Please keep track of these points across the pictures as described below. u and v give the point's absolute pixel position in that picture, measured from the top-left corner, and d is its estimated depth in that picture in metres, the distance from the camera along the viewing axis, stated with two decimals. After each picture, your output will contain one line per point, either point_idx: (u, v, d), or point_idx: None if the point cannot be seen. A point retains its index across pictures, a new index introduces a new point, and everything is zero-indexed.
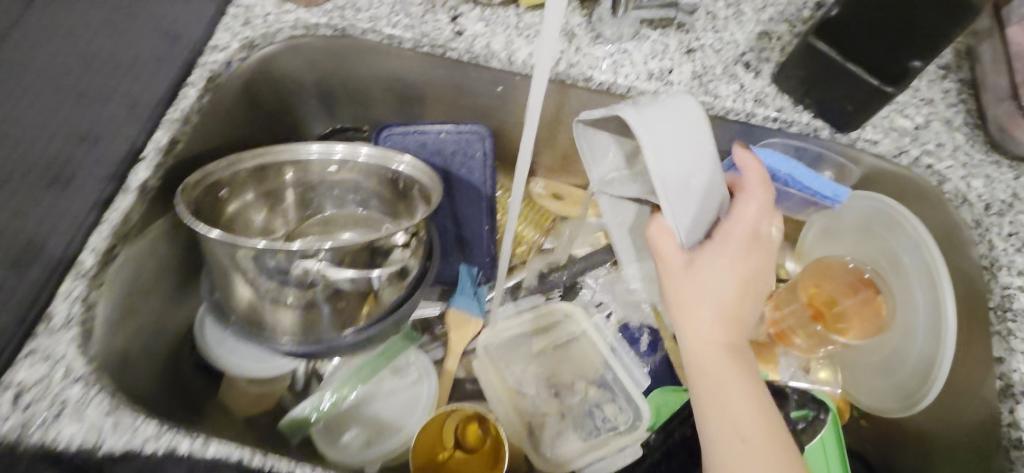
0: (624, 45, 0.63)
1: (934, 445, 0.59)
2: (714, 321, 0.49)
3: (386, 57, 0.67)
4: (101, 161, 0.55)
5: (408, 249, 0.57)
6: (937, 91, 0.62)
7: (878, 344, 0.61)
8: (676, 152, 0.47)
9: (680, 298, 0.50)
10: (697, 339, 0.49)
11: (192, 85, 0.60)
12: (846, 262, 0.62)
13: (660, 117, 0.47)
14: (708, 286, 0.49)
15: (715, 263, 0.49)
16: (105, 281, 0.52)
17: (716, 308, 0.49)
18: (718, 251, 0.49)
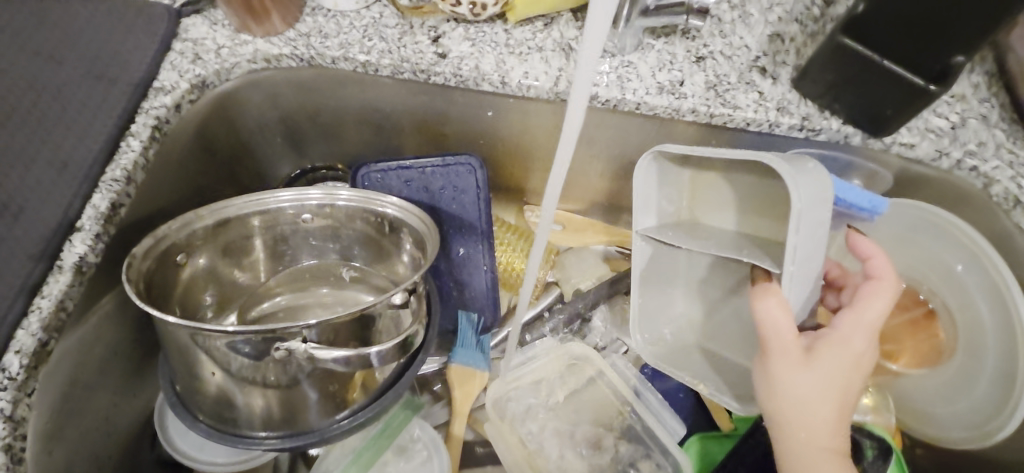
0: (627, 57, 0.57)
1: None
2: (829, 423, 0.42)
3: (360, 87, 0.60)
4: (24, 237, 0.45)
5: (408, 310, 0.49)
6: (967, 85, 0.57)
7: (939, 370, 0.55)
8: (817, 226, 0.43)
9: (790, 397, 0.41)
10: (809, 448, 0.42)
11: (136, 135, 0.51)
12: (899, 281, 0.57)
13: (809, 184, 0.43)
14: (829, 385, 0.41)
15: (838, 360, 0.42)
16: (36, 388, 0.43)
17: (830, 409, 0.42)
18: (842, 347, 0.42)
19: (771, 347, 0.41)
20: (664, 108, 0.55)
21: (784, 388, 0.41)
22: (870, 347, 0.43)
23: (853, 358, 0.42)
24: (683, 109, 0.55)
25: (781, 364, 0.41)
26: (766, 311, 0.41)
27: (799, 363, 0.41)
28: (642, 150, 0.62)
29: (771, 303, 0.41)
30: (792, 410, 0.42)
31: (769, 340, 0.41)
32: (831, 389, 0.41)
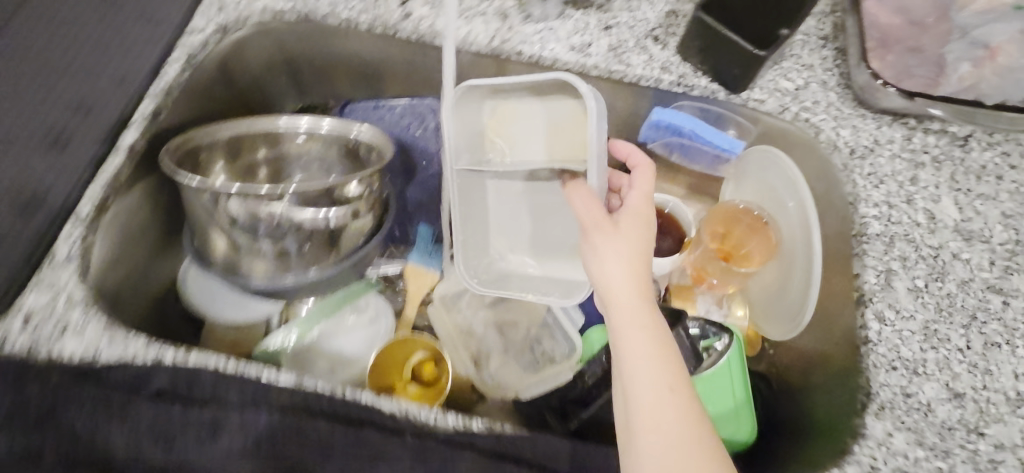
0: (550, 23, 0.73)
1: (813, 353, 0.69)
2: (636, 279, 0.55)
3: (345, 38, 0.77)
4: (93, 125, 0.62)
5: (362, 197, 0.65)
6: (817, 58, 0.72)
7: (771, 270, 0.72)
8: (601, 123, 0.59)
9: (605, 261, 0.56)
10: (627, 303, 0.54)
11: (171, 64, 0.68)
12: (739, 205, 0.74)
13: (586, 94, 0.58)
14: (630, 245, 0.56)
15: (632, 227, 0.58)
16: (99, 229, 0.59)
17: (635, 265, 0.56)
18: (633, 218, 0.58)
19: (588, 224, 0.57)
20: (573, 64, 0.71)
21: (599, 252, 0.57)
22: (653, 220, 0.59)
23: (645, 230, 0.58)
24: (588, 65, 0.71)
25: (597, 235, 0.57)
26: (579, 198, 0.59)
27: (608, 231, 0.57)
28: None
29: (581, 192, 0.59)
30: (607, 274, 0.55)
31: (586, 220, 0.58)
32: (634, 251, 0.56)
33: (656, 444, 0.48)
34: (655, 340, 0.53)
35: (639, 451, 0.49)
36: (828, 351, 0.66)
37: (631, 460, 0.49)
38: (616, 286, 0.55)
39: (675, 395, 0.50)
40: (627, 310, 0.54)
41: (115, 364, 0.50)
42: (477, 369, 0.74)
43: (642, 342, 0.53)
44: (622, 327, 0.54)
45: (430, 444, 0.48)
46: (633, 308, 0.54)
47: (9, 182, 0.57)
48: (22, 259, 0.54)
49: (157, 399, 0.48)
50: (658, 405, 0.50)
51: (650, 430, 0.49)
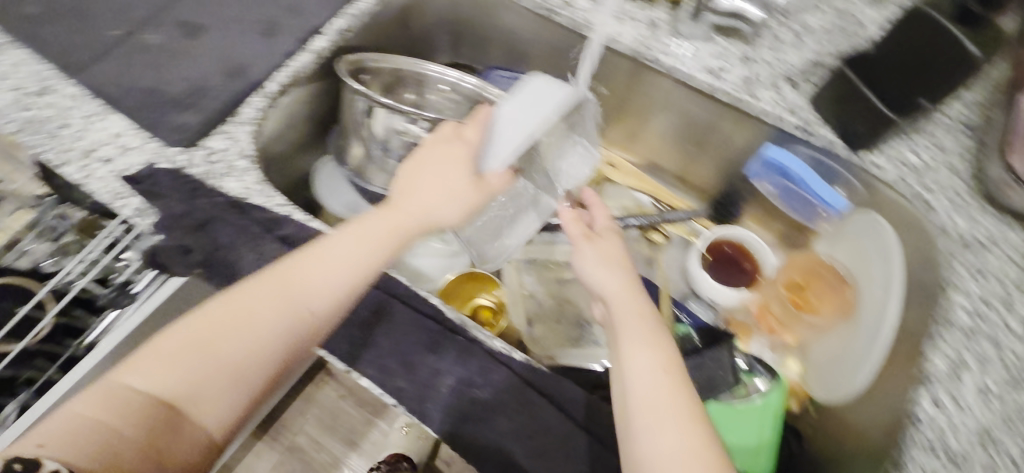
0: (694, 43, 0.77)
1: (857, 425, 0.68)
2: (620, 278, 0.58)
3: (508, 13, 0.86)
4: (296, 26, 0.75)
5: None
6: (953, 143, 0.70)
7: (839, 333, 0.72)
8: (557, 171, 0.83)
9: (586, 264, 0.60)
10: (619, 298, 0.56)
11: None
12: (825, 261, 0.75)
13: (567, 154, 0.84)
14: (610, 248, 0.62)
15: (606, 240, 0.63)
16: (275, 106, 0.72)
17: (614, 268, 0.59)
18: (609, 236, 0.64)
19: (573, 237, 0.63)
20: (703, 83, 0.75)
21: (580, 258, 0.61)
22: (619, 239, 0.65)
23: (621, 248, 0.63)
24: (717, 88, 0.75)
25: (580, 244, 0.62)
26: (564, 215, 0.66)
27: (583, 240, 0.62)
28: (689, 117, 0.84)
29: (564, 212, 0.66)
30: (606, 277, 0.58)
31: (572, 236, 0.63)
32: (611, 255, 0.61)
33: (652, 426, 0.47)
34: (655, 332, 0.53)
35: (635, 432, 0.48)
36: (871, 425, 0.65)
37: (633, 439, 0.48)
38: (604, 287, 0.58)
39: (669, 378, 0.50)
40: (626, 306, 0.55)
41: (258, 207, 0.62)
42: (528, 328, 0.81)
43: (641, 331, 0.53)
44: (616, 321, 0.55)
45: (474, 349, 0.57)
46: (625, 305, 0.55)
47: (227, 54, 0.72)
48: (217, 111, 0.68)
49: (280, 242, 0.60)
50: (652, 385, 0.49)
51: (640, 408, 0.48)
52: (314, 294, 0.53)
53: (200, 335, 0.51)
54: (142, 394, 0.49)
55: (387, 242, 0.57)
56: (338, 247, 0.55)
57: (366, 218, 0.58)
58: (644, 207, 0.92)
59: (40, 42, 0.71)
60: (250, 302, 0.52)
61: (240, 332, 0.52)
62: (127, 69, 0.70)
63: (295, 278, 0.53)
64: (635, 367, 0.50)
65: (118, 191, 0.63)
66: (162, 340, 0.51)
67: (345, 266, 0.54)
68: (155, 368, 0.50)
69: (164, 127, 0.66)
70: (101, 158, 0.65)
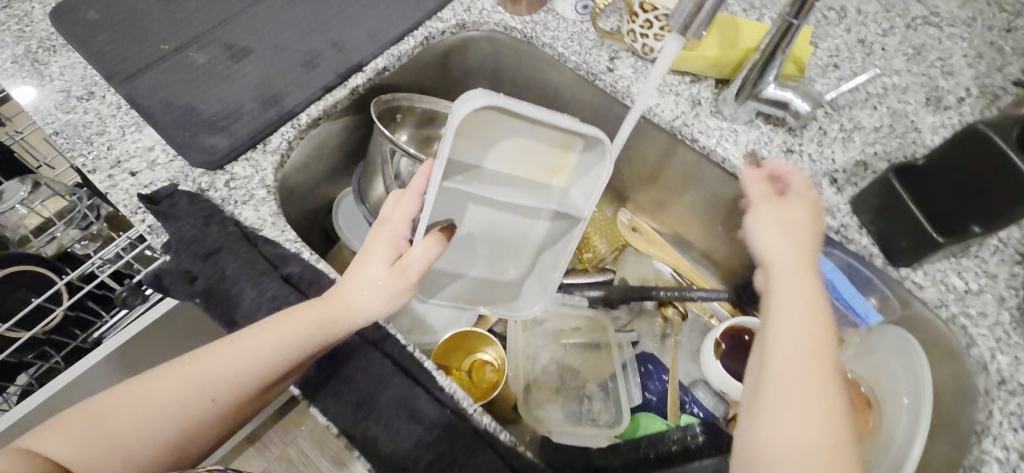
0: (736, 126, 0.74)
1: None
2: (790, 240, 0.53)
3: (549, 71, 0.84)
4: (338, 61, 0.76)
5: None
6: (1004, 270, 0.65)
7: None
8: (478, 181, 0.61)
9: (761, 219, 0.55)
10: (789, 266, 0.51)
11: (414, 37, 0.79)
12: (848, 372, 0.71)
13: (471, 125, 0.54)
14: (790, 211, 0.56)
15: (792, 202, 0.57)
16: (303, 138, 0.73)
17: (785, 229, 0.54)
18: (795, 201, 0.57)
19: (753, 193, 0.59)
20: (741, 171, 0.72)
21: (751, 211, 0.57)
22: (810, 203, 0.57)
23: (804, 216, 0.56)
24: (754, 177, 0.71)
25: (760, 204, 0.57)
26: (750, 178, 0.60)
27: (764, 196, 0.58)
28: (722, 199, 0.81)
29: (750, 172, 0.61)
30: (776, 243, 0.53)
31: (751, 192, 0.59)
32: (796, 216, 0.55)
33: (782, 417, 0.45)
34: (813, 310, 0.49)
35: (758, 412, 0.46)
36: None
37: (754, 416, 0.46)
38: (769, 248, 0.53)
39: (815, 363, 0.46)
40: (788, 279, 0.50)
41: (269, 241, 0.61)
42: (524, 394, 0.79)
43: (798, 308, 0.49)
44: (779, 287, 0.50)
45: (463, 425, 0.54)
46: (795, 274, 0.51)
47: (266, 81, 0.73)
48: (246, 138, 0.68)
49: (283, 281, 0.58)
50: (794, 367, 0.46)
51: (772, 387, 0.46)
52: (229, 371, 0.52)
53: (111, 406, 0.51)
54: (45, 458, 0.49)
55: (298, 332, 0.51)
56: (248, 336, 0.52)
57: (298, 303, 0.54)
58: (664, 279, 0.90)
59: (93, 49, 0.73)
60: (168, 379, 0.52)
61: (152, 409, 0.51)
62: (168, 84, 0.71)
63: (208, 367, 0.52)
64: (784, 337, 0.47)
65: (136, 206, 0.63)
66: (78, 408, 0.52)
67: (248, 356, 0.51)
68: (63, 434, 0.50)
69: (192, 148, 0.67)
70: (128, 170, 0.66)
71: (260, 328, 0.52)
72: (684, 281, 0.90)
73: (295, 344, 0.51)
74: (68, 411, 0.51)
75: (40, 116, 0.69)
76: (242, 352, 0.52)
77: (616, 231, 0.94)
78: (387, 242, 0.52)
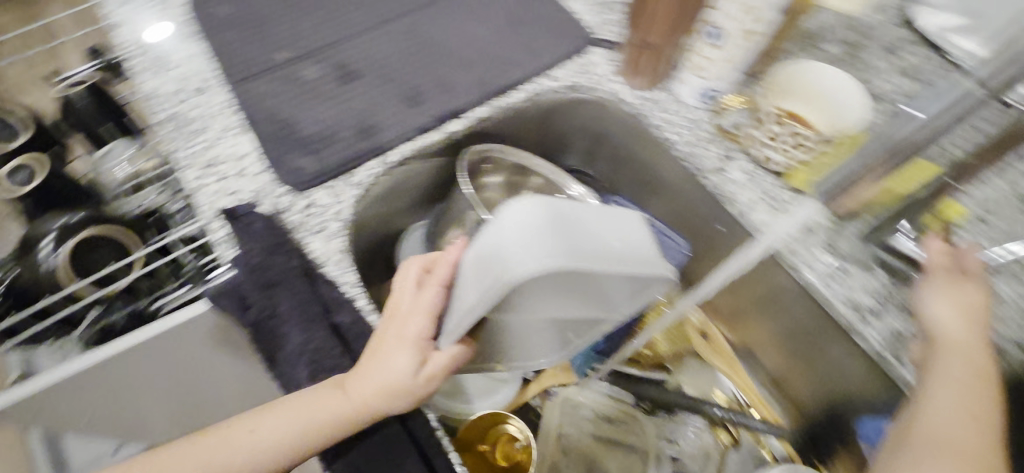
0: (848, 265, 0.66)
1: None
2: (959, 317, 0.57)
3: (653, 152, 0.79)
4: (440, 102, 0.74)
5: None
6: None
7: None
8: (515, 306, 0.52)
9: (935, 303, 0.59)
10: (959, 348, 0.55)
11: (521, 92, 0.77)
12: None
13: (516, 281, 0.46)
14: (965, 298, 0.58)
15: (966, 288, 0.59)
16: (389, 174, 0.72)
17: (958, 310, 0.57)
18: (971, 284, 0.59)
19: (931, 265, 0.61)
20: (842, 318, 0.64)
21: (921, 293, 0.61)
22: (980, 294, 0.59)
23: (975, 301, 0.58)
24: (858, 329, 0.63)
25: (932, 278, 0.60)
26: (927, 246, 0.63)
27: (943, 278, 0.60)
28: (810, 336, 0.72)
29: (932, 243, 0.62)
30: (949, 321, 0.57)
31: (930, 264, 0.61)
32: (971, 305, 0.58)
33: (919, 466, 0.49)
34: (972, 387, 0.53)
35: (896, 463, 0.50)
36: None
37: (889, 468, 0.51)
38: (942, 331, 0.57)
39: (972, 427, 0.51)
40: (957, 354, 0.55)
41: (330, 281, 0.60)
42: None
43: (961, 391, 0.53)
44: (954, 370, 0.54)
45: None
46: (956, 352, 0.55)
47: (367, 110, 0.72)
48: (335, 166, 0.68)
49: (332, 329, 0.58)
50: (952, 428, 0.51)
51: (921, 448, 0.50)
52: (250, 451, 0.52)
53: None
54: None
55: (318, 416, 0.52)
56: (273, 416, 0.53)
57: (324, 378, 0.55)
58: (724, 396, 0.83)
59: (218, 45, 0.76)
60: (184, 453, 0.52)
61: None
62: (276, 95, 0.73)
63: (228, 445, 0.52)
64: (951, 409, 0.52)
65: (218, 212, 0.64)
66: None
67: (271, 436, 0.52)
68: None
69: (282, 165, 0.67)
70: (218, 173, 0.67)
71: (280, 412, 0.53)
72: (742, 402, 0.82)
73: (320, 427, 0.52)
74: None
75: (154, 101, 0.72)
76: (266, 431, 0.52)
77: (684, 331, 0.87)
78: (409, 342, 0.52)
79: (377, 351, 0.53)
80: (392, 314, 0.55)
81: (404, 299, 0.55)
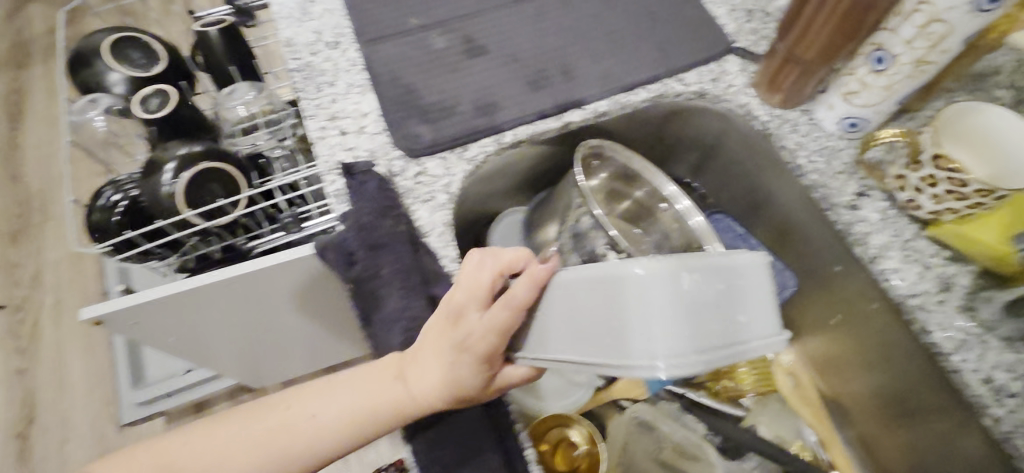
0: (988, 335, 0.58)
1: None
2: None
3: (774, 176, 0.73)
4: (562, 90, 0.72)
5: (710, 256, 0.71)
6: None
7: None
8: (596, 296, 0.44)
9: None
10: None
11: (646, 91, 0.73)
12: None
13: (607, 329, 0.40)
14: None
15: None
16: (500, 155, 0.71)
17: None
18: None
19: None
20: (972, 394, 0.56)
21: None
22: None
23: None
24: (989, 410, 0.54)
25: None
26: None
27: None
28: (920, 406, 0.64)
29: None
30: None
31: None
32: None
33: None
34: None
35: None
36: None
37: None
38: None
39: None
40: None
41: (431, 252, 0.60)
42: None
43: None
44: None
45: None
46: None
47: (488, 87, 0.71)
48: (450, 138, 0.67)
49: (427, 301, 0.58)
50: None
51: None
52: (309, 429, 0.54)
53: (189, 457, 0.54)
54: None
55: (374, 413, 0.53)
56: (337, 396, 0.54)
57: (377, 364, 0.55)
58: (804, 448, 0.77)
59: (356, 4, 0.77)
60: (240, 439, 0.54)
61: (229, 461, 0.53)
62: (404, 60, 0.73)
63: (290, 421, 0.54)
64: None
65: (334, 166, 0.66)
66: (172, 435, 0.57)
67: (331, 418, 0.54)
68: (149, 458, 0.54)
69: (400, 129, 0.68)
70: (339, 128, 0.69)
71: (338, 396, 0.54)
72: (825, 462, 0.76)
73: (376, 416, 0.53)
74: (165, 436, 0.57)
75: (289, 49, 0.74)
76: (326, 411, 0.54)
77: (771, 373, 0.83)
78: (472, 359, 0.48)
79: (434, 356, 0.51)
80: (451, 320, 0.50)
81: (470, 307, 0.48)
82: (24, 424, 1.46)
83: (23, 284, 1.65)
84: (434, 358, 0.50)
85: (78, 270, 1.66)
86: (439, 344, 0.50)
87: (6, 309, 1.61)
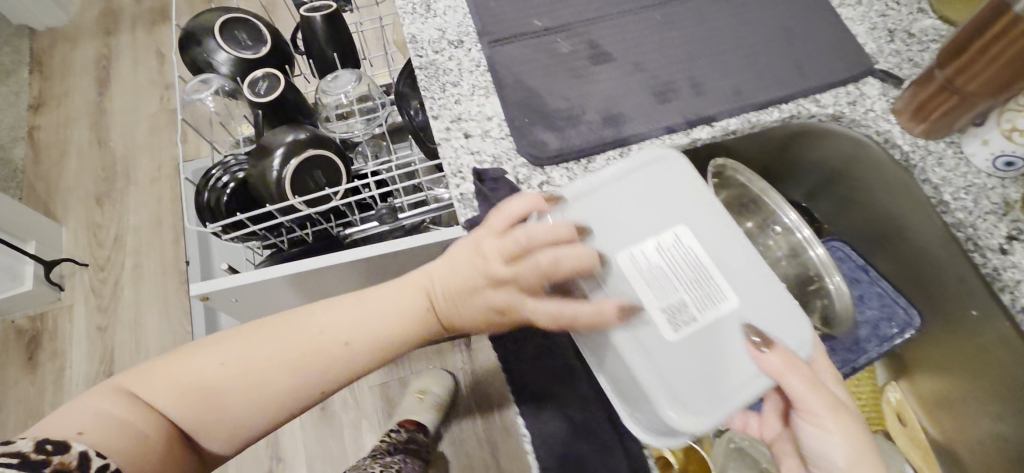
0: None
1: None
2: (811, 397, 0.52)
3: (909, 207, 0.70)
4: (690, 105, 0.69)
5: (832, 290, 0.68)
6: None
7: None
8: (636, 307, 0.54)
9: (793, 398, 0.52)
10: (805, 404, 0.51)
11: (778, 110, 0.70)
12: None
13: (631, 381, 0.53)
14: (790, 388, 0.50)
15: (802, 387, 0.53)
16: None
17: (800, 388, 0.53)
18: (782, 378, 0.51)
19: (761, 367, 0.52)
20: None
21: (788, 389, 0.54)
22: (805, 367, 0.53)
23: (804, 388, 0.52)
24: None
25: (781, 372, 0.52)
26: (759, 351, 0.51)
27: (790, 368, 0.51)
28: None
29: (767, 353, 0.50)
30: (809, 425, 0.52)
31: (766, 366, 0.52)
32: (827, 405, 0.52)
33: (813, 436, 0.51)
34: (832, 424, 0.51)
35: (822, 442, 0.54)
36: None
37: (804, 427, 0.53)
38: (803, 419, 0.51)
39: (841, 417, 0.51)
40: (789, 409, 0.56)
41: None
42: None
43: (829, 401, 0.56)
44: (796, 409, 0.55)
45: None
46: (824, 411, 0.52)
47: (616, 96, 0.69)
48: (578, 148, 0.66)
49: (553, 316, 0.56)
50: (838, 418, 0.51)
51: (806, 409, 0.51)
52: (338, 343, 0.58)
53: (214, 373, 0.56)
54: (160, 405, 0.55)
55: (399, 339, 0.59)
56: (366, 314, 0.59)
57: (403, 292, 0.60)
58: None
59: (482, 4, 0.76)
60: (268, 355, 0.57)
61: (259, 378, 0.57)
62: (530, 64, 0.72)
63: (315, 341, 0.58)
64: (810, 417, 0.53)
65: (459, 169, 0.66)
66: (187, 357, 0.57)
67: (359, 334, 0.59)
68: (175, 384, 0.56)
69: (526, 136, 0.67)
70: (463, 130, 0.68)
71: (362, 315, 0.59)
72: None
73: (407, 334, 0.59)
74: (179, 359, 0.57)
75: (414, 46, 0.74)
76: (352, 328, 0.59)
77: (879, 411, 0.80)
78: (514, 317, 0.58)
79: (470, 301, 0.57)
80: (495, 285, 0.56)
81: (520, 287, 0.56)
82: (102, 378, 1.54)
83: (105, 244, 1.72)
84: (468, 305, 0.58)
85: (157, 236, 1.73)
86: (480, 300, 0.57)
87: (90, 268, 1.69)
